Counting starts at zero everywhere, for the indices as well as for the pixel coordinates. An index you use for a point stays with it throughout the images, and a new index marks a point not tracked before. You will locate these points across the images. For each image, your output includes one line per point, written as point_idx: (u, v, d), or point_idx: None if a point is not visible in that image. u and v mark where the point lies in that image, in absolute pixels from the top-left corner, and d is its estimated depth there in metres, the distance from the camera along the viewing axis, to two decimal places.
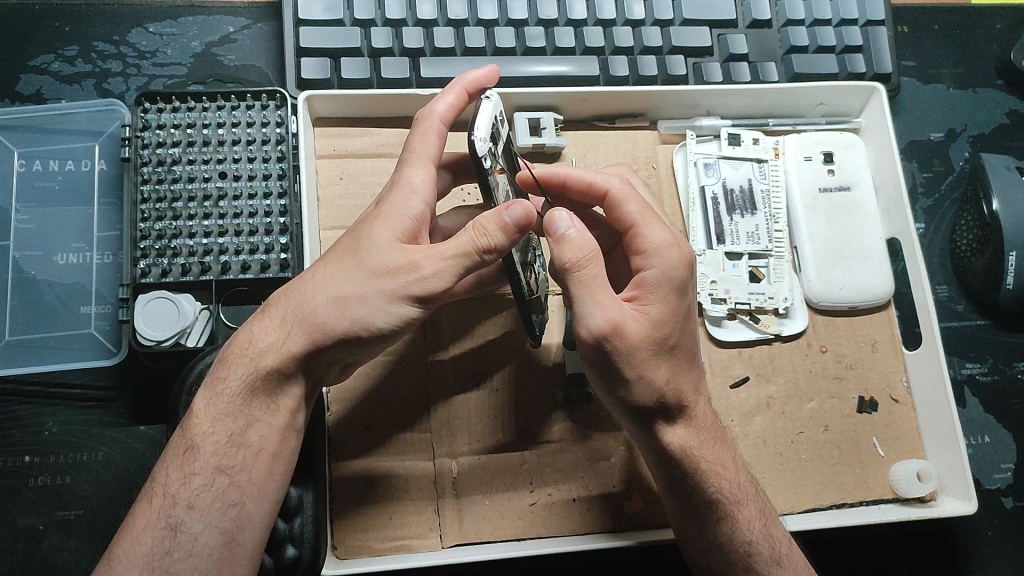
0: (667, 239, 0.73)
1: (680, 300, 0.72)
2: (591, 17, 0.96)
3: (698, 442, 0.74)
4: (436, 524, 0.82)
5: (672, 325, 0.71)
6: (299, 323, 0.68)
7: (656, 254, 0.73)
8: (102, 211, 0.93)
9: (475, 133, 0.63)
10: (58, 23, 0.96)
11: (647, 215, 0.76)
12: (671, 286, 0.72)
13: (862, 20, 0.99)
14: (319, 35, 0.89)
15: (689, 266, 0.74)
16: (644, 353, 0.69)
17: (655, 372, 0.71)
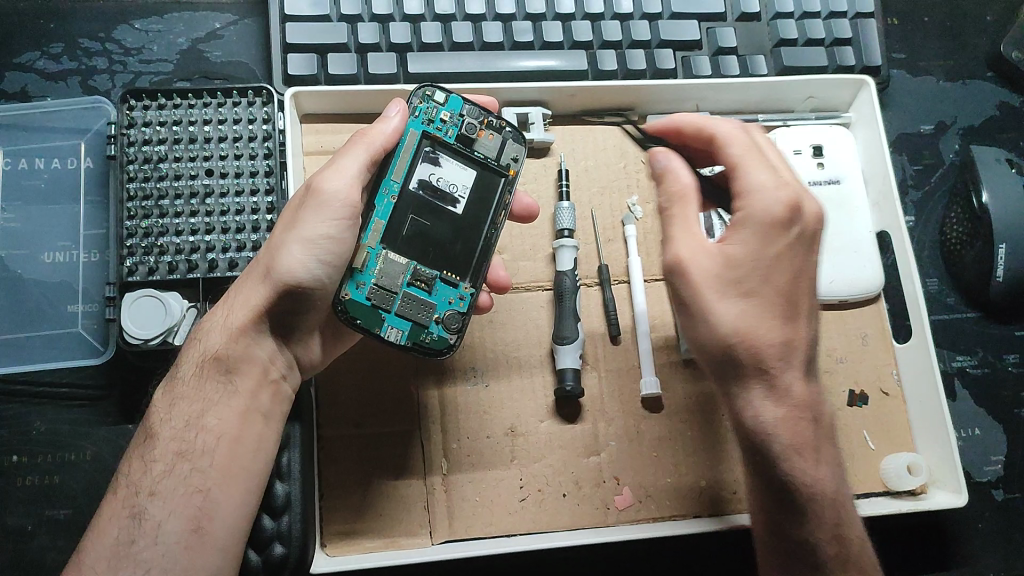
0: (772, 179, 0.73)
1: (769, 244, 0.71)
2: (580, 10, 0.95)
3: None
4: (426, 521, 0.82)
5: (753, 265, 0.71)
6: (247, 278, 0.75)
7: (758, 192, 0.72)
8: (88, 210, 0.93)
9: (389, 114, 0.76)
10: (44, 20, 0.96)
11: (749, 157, 0.75)
12: (765, 225, 0.71)
13: (851, 12, 0.98)
14: (305, 31, 0.89)
15: (794, 209, 0.72)
16: (705, 288, 0.71)
17: (720, 314, 0.71)
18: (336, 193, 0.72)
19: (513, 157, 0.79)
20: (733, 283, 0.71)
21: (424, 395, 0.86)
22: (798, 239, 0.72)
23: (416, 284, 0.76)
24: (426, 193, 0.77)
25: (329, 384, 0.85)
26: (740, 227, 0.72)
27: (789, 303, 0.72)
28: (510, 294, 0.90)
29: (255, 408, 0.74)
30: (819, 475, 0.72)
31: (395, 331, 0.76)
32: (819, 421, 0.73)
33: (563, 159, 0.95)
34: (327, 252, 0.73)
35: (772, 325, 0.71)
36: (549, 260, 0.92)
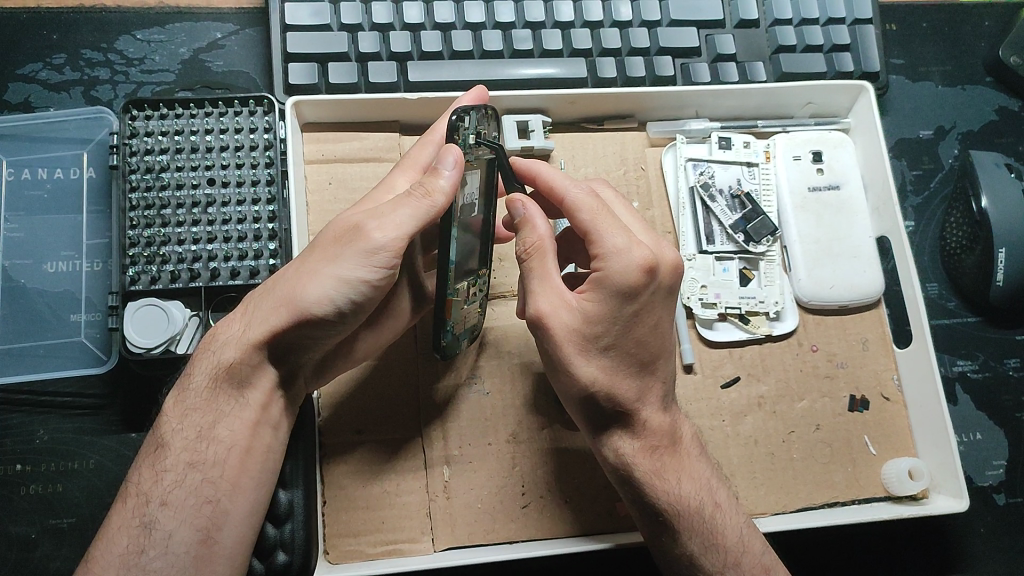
0: (625, 242, 0.69)
1: (626, 305, 0.69)
2: (579, 19, 0.96)
3: (640, 451, 0.75)
4: (428, 528, 0.82)
5: (606, 325, 0.70)
6: (267, 296, 0.72)
7: (614, 256, 0.69)
8: (91, 219, 0.93)
9: (445, 178, 0.67)
10: (47, 31, 0.96)
11: (603, 216, 0.71)
12: (618, 291, 0.69)
13: (849, 19, 0.99)
14: (306, 40, 0.90)
15: (645, 275, 0.68)
16: (574, 346, 0.71)
17: (581, 367, 0.72)
18: (381, 244, 0.68)
19: (493, 137, 0.77)
20: (590, 343, 0.71)
21: (426, 404, 0.86)
22: (651, 298, 0.71)
23: (471, 296, 0.81)
24: (464, 218, 0.74)
25: (330, 391, 0.85)
26: (592, 290, 0.70)
27: (643, 352, 0.73)
28: (512, 302, 0.91)
29: (265, 420, 0.74)
30: (683, 492, 0.75)
31: (462, 339, 0.84)
32: (672, 446, 0.77)
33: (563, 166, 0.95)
34: (361, 292, 0.69)
35: (627, 372, 0.73)
36: None
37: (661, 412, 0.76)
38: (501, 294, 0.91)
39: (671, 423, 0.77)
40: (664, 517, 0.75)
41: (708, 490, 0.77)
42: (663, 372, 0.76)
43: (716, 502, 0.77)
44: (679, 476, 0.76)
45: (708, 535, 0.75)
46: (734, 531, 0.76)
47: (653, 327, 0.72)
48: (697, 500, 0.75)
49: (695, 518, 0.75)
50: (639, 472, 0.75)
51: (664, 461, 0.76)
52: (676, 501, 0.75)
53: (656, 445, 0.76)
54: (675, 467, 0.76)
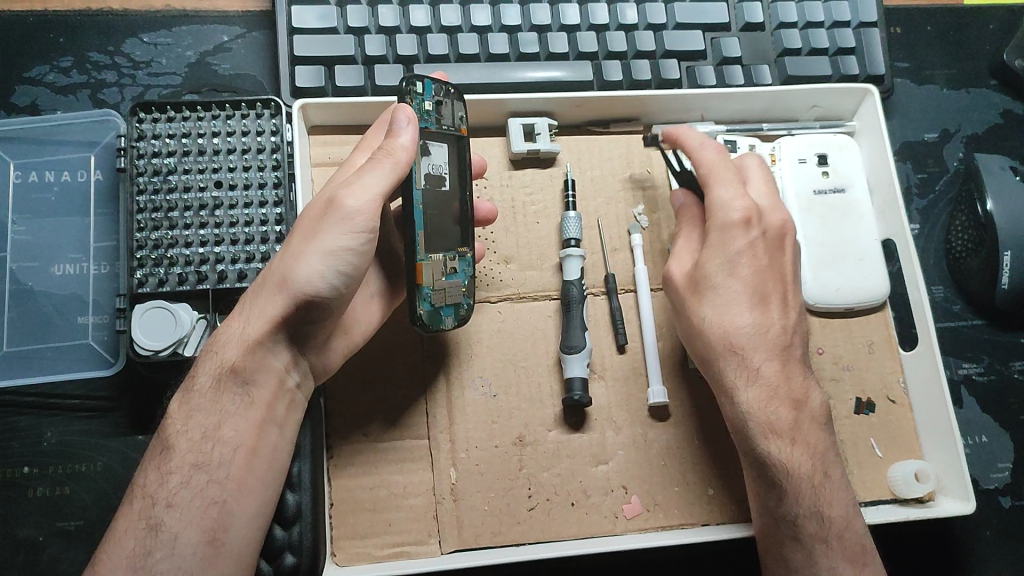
0: (733, 197, 0.82)
1: (727, 248, 0.81)
2: (585, 22, 0.96)
3: (763, 409, 0.76)
4: (436, 531, 0.82)
5: (716, 270, 0.81)
6: (262, 288, 0.74)
7: (721, 210, 0.82)
8: (98, 222, 0.93)
9: (401, 138, 0.73)
10: (54, 34, 0.97)
11: (719, 172, 0.84)
12: (718, 234, 0.82)
13: (854, 22, 0.99)
14: (313, 43, 0.90)
15: (744, 226, 0.81)
16: (687, 295, 0.82)
17: (702, 312, 0.80)
18: (359, 209, 0.72)
19: (459, 116, 0.83)
20: (704, 285, 0.81)
21: (433, 406, 0.86)
22: (760, 239, 0.82)
23: (449, 271, 0.80)
24: (431, 186, 0.79)
25: (338, 394, 0.85)
26: (710, 238, 0.82)
27: (755, 293, 0.80)
28: (518, 304, 0.91)
29: (270, 420, 0.74)
30: (793, 454, 0.75)
31: (450, 318, 0.81)
32: (799, 404, 0.78)
33: (569, 169, 0.96)
34: (346, 262, 0.73)
35: (744, 312, 0.80)
36: (556, 269, 0.92)
37: (782, 365, 0.79)
38: (507, 297, 0.91)
39: (797, 377, 0.79)
40: (771, 480, 0.75)
41: (823, 456, 0.77)
42: (786, 320, 0.80)
43: (825, 472, 0.76)
44: (793, 437, 0.76)
45: (812, 505, 0.75)
46: (837, 503, 0.76)
47: (766, 265, 0.81)
48: (806, 466, 0.75)
49: (803, 483, 0.75)
50: (752, 426, 0.76)
51: (785, 413, 0.77)
52: (784, 463, 0.75)
53: (786, 397, 0.77)
54: (796, 423, 0.77)
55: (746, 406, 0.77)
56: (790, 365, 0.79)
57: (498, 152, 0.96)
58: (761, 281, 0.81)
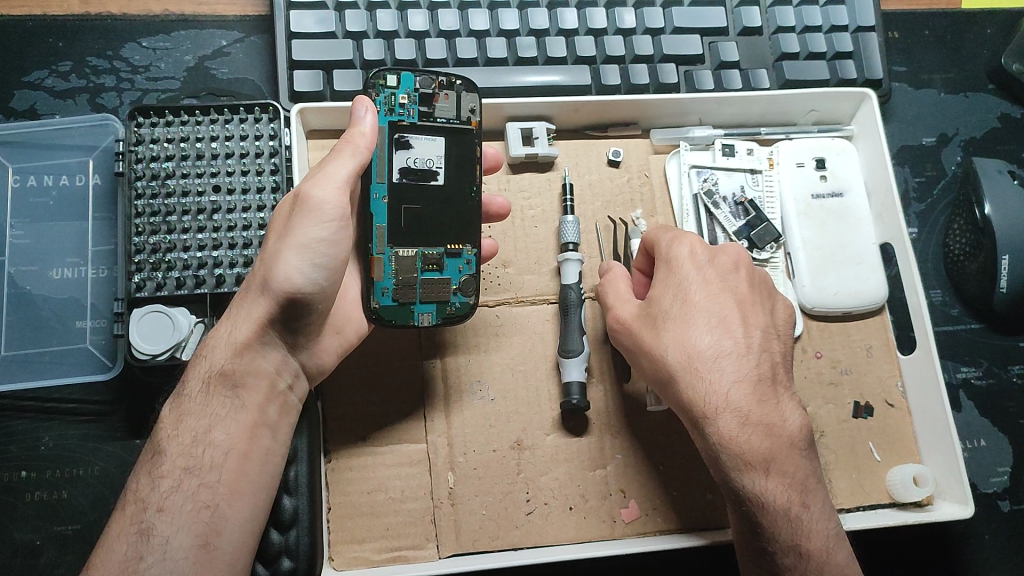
0: (678, 236, 0.81)
1: (672, 278, 0.79)
2: (583, 26, 0.96)
3: (735, 444, 0.71)
4: (433, 535, 0.82)
5: (668, 303, 0.77)
6: (246, 289, 0.75)
7: (666, 245, 0.81)
8: (96, 226, 0.93)
9: (363, 125, 0.75)
10: (52, 38, 0.97)
11: (664, 228, 0.84)
12: (665, 267, 0.80)
13: (852, 26, 0.99)
14: (311, 48, 0.90)
15: (694, 254, 0.79)
16: (642, 332, 0.78)
17: (658, 348, 0.76)
18: (325, 200, 0.72)
19: (472, 108, 0.82)
20: (660, 316, 0.77)
21: (430, 410, 0.86)
22: (709, 265, 0.79)
23: (429, 268, 0.81)
24: (410, 180, 0.79)
25: (335, 399, 0.85)
26: (662, 271, 0.80)
27: (716, 318, 0.76)
28: (516, 309, 0.91)
29: (263, 423, 0.74)
30: (769, 485, 0.71)
31: (427, 316, 0.82)
32: (773, 430, 0.72)
33: (567, 173, 0.96)
34: (322, 254, 0.73)
35: (705, 338, 0.75)
36: (554, 273, 0.92)
37: (756, 389, 0.73)
38: (505, 301, 0.91)
39: (771, 401, 0.73)
40: (750, 513, 0.72)
41: (803, 483, 0.72)
42: (752, 341, 0.75)
43: (804, 501, 0.71)
44: (768, 467, 0.71)
45: (788, 540, 0.70)
46: (820, 536, 0.71)
47: (722, 289, 0.78)
48: (783, 497, 0.70)
49: (779, 515, 0.70)
50: (724, 458, 0.72)
51: (760, 440, 0.71)
52: (761, 495, 0.71)
53: (759, 422, 0.72)
54: (771, 451, 0.71)
55: (719, 437, 0.72)
56: (763, 395, 0.73)
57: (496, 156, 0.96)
58: (718, 305, 0.77)
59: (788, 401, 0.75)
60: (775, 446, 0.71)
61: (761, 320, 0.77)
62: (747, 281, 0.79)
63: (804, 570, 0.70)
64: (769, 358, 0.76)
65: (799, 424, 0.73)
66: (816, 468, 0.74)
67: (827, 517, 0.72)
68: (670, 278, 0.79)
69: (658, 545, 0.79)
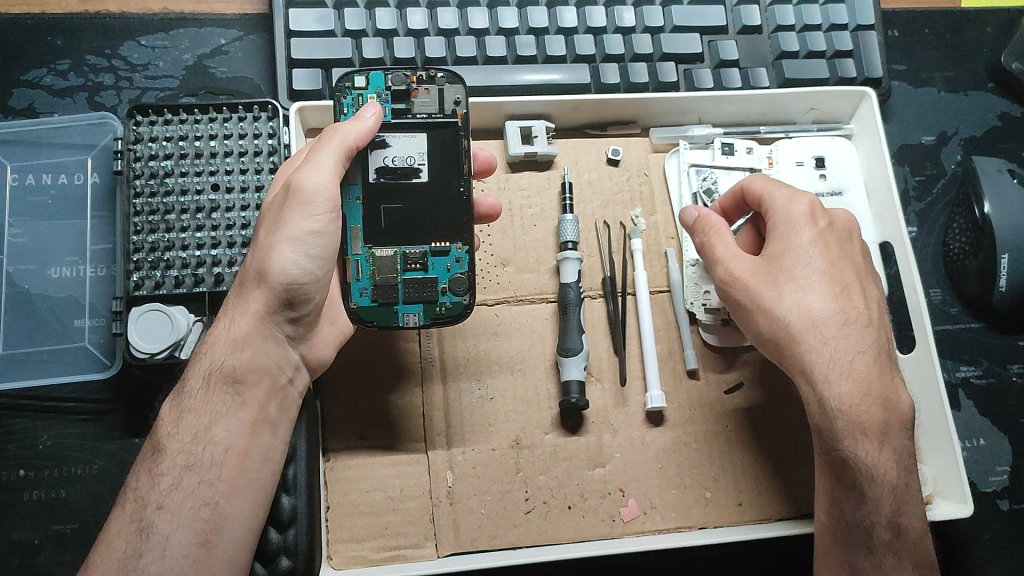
0: (798, 196, 0.81)
1: (794, 240, 0.79)
2: (583, 25, 0.96)
3: (866, 413, 0.73)
4: (432, 534, 0.82)
5: (790, 263, 0.78)
6: (239, 284, 0.76)
7: (785, 203, 0.81)
8: (94, 224, 0.93)
9: (363, 120, 0.75)
10: (51, 36, 0.97)
11: (774, 185, 0.83)
12: (783, 229, 0.80)
13: (852, 25, 0.99)
14: (310, 47, 0.90)
15: (813, 220, 0.80)
16: (762, 292, 0.77)
17: (785, 309, 0.76)
18: (317, 190, 0.73)
19: (456, 100, 0.81)
20: (781, 275, 0.77)
21: (430, 408, 0.86)
22: (829, 231, 0.80)
23: (411, 267, 0.80)
24: (387, 179, 0.79)
25: (334, 398, 0.85)
26: (778, 231, 0.80)
27: (837, 285, 0.77)
28: (515, 308, 0.91)
29: (262, 419, 0.74)
30: (879, 459, 0.73)
31: (412, 316, 0.81)
32: (888, 404, 0.74)
33: (567, 172, 0.95)
34: (315, 246, 0.74)
35: (825, 303, 0.76)
36: (553, 272, 0.92)
37: (876, 362, 0.75)
38: (504, 299, 0.91)
39: (887, 376, 0.76)
40: (850, 483, 0.74)
41: (907, 461, 0.74)
42: (870, 314, 0.78)
43: (905, 481, 0.74)
44: (881, 440, 0.73)
45: (889, 516, 0.73)
46: (916, 515, 0.74)
47: (840, 258, 0.79)
48: (894, 470, 0.73)
49: (882, 490, 0.73)
50: (840, 425, 0.73)
51: (876, 414, 0.73)
52: (872, 468, 0.73)
53: (876, 395, 0.74)
54: (888, 424, 0.74)
55: (840, 405, 0.73)
56: (883, 372, 0.75)
57: (495, 155, 0.96)
58: (836, 273, 0.78)
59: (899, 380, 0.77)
60: (891, 422, 0.74)
61: (875, 293, 0.80)
62: (860, 253, 0.81)
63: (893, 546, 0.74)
64: (882, 331, 0.78)
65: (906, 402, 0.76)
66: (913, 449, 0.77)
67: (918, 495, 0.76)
68: (789, 240, 0.79)
69: (659, 544, 0.79)
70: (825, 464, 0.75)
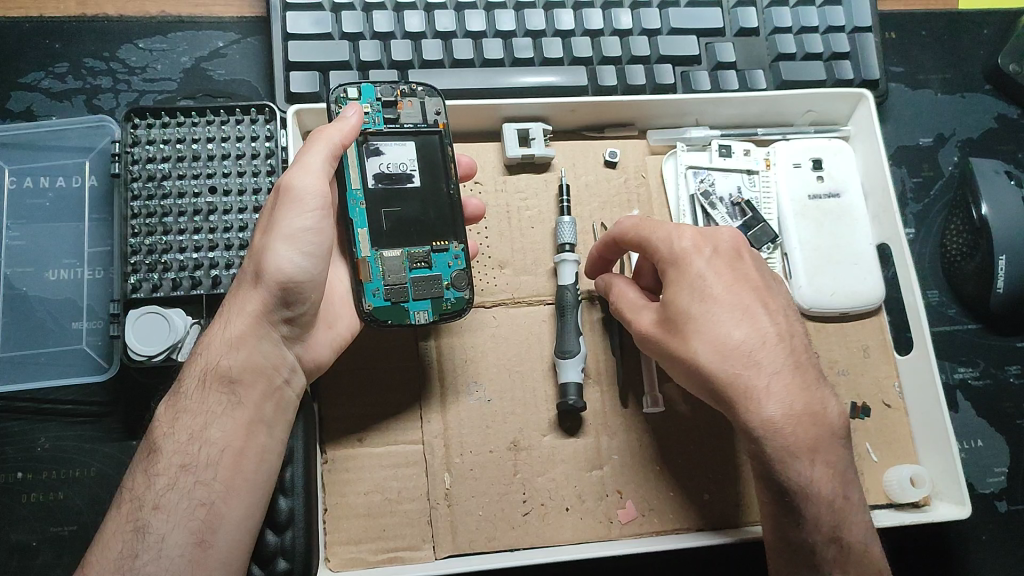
0: (682, 230, 0.78)
1: (682, 274, 0.76)
2: (579, 27, 0.96)
3: (794, 432, 0.71)
4: (429, 536, 0.82)
5: (683, 304, 0.75)
6: (237, 288, 0.76)
7: (666, 241, 0.78)
8: (92, 227, 0.93)
9: (344, 121, 0.77)
10: (49, 40, 0.97)
11: (648, 222, 0.80)
12: (668, 265, 0.77)
13: (849, 27, 0.99)
14: (307, 49, 0.90)
15: (705, 249, 0.77)
16: (670, 343, 0.75)
17: (694, 358, 0.73)
18: (307, 189, 0.74)
19: (437, 111, 0.85)
20: (680, 320, 0.75)
21: (426, 411, 0.86)
22: (715, 255, 0.77)
23: (418, 266, 0.81)
24: (384, 185, 0.81)
25: (331, 400, 0.85)
26: (668, 270, 0.77)
27: (738, 306, 0.74)
28: (512, 310, 0.91)
29: (258, 420, 0.74)
30: (815, 475, 0.71)
31: (423, 313, 0.81)
32: (817, 417, 0.72)
33: (564, 174, 0.96)
34: (310, 244, 0.75)
35: (733, 332, 0.73)
36: (549, 274, 0.92)
37: (795, 378, 0.72)
38: (501, 302, 0.91)
39: (812, 388, 0.73)
40: (787, 502, 0.72)
41: (842, 472, 0.72)
42: (779, 326, 0.75)
43: (848, 492, 0.72)
44: (813, 456, 0.71)
45: (832, 532, 0.71)
46: (860, 524, 0.73)
47: (736, 278, 0.76)
48: (829, 486, 0.71)
49: (823, 506, 0.71)
50: (769, 451, 0.71)
51: (805, 432, 0.71)
52: (807, 485, 0.71)
53: (803, 412, 0.71)
54: (817, 440, 0.71)
55: (764, 434, 0.71)
56: (804, 384, 0.73)
57: (492, 157, 0.96)
58: (736, 294, 0.75)
59: (825, 390, 0.74)
60: (818, 437, 0.71)
61: (782, 303, 0.77)
62: (755, 267, 0.78)
63: (846, 561, 0.72)
64: (799, 341, 0.75)
65: (836, 411, 0.73)
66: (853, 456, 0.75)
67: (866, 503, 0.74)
68: (673, 277, 0.76)
69: (656, 545, 0.79)
70: (765, 488, 0.73)
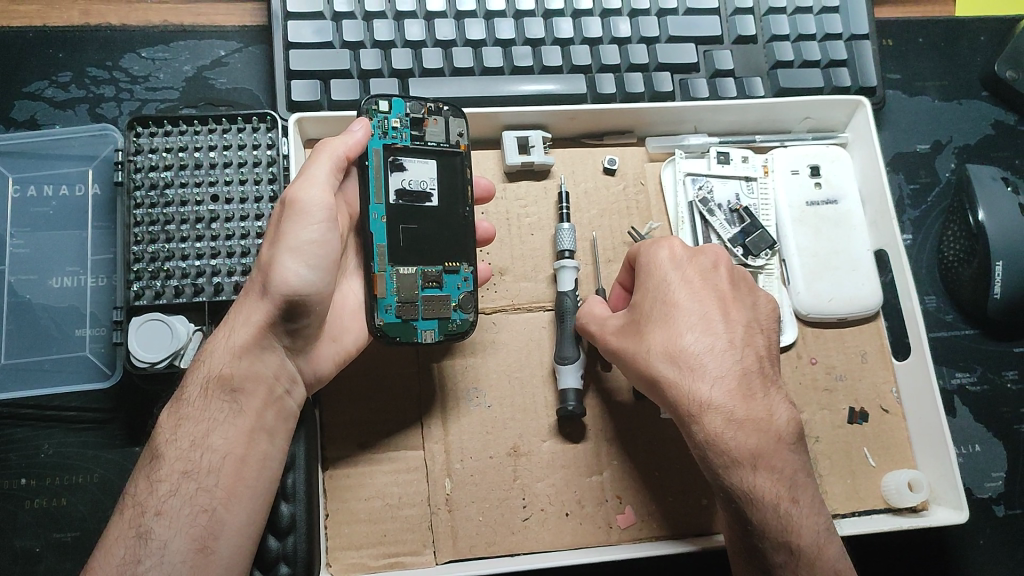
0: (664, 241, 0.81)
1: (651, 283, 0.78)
2: (578, 35, 0.97)
3: (735, 436, 0.71)
4: (429, 541, 0.82)
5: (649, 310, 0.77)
6: (244, 299, 0.77)
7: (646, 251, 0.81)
8: (96, 235, 0.94)
9: (353, 134, 0.78)
10: (52, 49, 0.98)
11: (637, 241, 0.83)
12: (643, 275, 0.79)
13: (846, 34, 1.00)
14: (308, 58, 0.91)
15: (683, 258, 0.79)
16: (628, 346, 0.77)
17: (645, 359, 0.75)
18: (311, 203, 0.75)
19: (459, 132, 0.85)
20: (643, 323, 0.77)
21: (427, 416, 0.86)
22: (690, 265, 0.79)
23: (430, 285, 0.82)
24: (404, 201, 0.81)
25: (334, 407, 0.86)
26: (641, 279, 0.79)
27: (702, 316, 0.76)
28: (512, 316, 0.91)
29: (260, 427, 0.75)
30: (758, 480, 0.71)
31: (430, 332, 0.82)
32: (763, 425, 0.72)
33: (563, 181, 0.96)
34: (314, 256, 0.76)
35: (690, 337, 0.75)
36: (549, 281, 0.93)
37: (741, 385, 0.73)
38: (501, 308, 0.91)
39: (757, 397, 0.73)
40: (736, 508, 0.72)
41: (792, 478, 0.72)
42: (735, 336, 0.76)
43: (793, 495, 0.71)
44: (756, 463, 0.71)
45: (777, 536, 0.70)
46: (809, 530, 0.71)
47: (703, 287, 0.77)
48: (773, 491, 0.71)
49: (767, 512, 0.70)
50: (711, 454, 0.72)
51: (748, 438, 0.71)
52: (750, 490, 0.71)
53: (747, 419, 0.72)
54: (760, 447, 0.71)
55: (708, 436, 0.72)
56: (754, 394, 0.73)
57: (491, 165, 0.97)
58: (699, 303, 0.76)
59: (777, 398, 0.75)
60: (765, 443, 0.72)
61: (746, 316, 0.77)
62: (729, 281, 0.79)
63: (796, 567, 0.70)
64: (756, 353, 0.76)
65: (787, 420, 0.74)
66: (805, 462, 0.74)
67: (818, 512, 0.72)
68: (645, 285, 0.79)
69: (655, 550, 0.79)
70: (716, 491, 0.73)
